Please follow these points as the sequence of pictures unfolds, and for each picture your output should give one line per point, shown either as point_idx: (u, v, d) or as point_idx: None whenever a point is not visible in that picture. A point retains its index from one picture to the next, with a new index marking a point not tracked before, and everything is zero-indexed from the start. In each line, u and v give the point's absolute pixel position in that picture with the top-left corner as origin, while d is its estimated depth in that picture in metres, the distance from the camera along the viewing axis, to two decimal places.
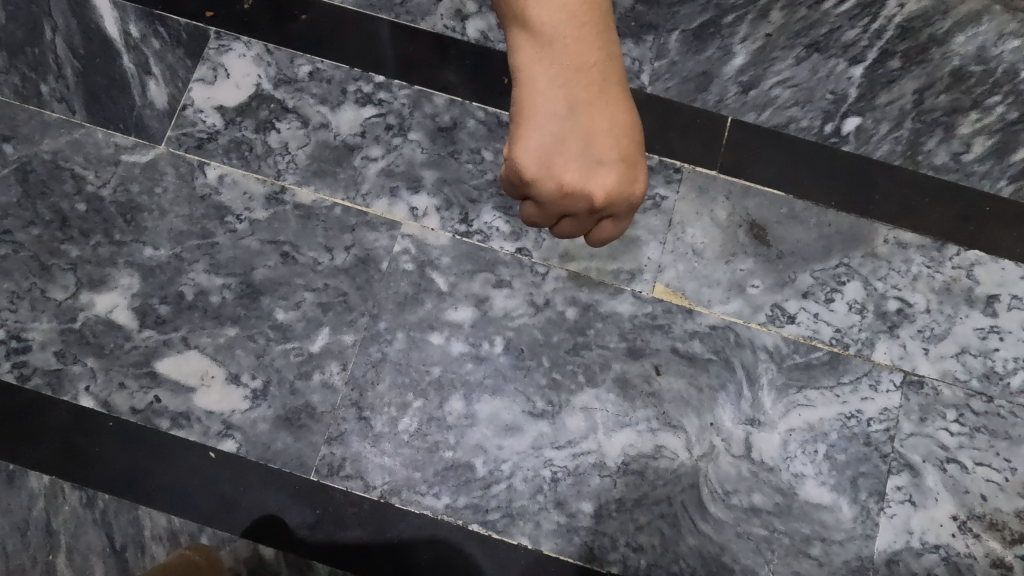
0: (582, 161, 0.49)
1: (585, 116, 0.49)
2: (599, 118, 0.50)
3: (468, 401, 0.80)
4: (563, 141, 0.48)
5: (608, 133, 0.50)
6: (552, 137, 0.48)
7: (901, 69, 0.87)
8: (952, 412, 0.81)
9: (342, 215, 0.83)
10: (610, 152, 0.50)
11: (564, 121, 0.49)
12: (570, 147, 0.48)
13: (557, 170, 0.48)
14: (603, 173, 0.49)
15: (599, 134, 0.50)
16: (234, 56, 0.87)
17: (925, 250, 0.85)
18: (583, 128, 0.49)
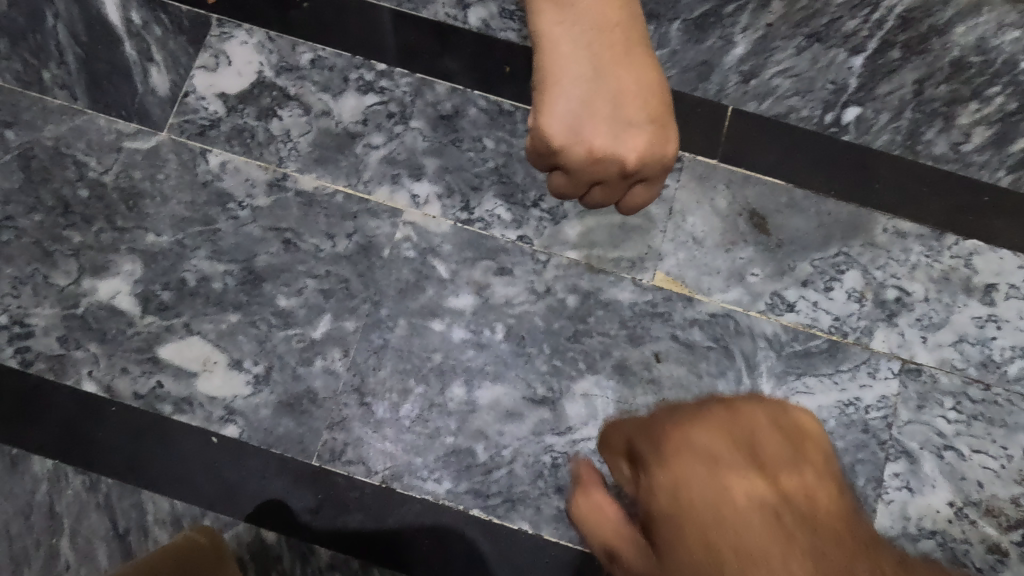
0: (609, 123, 0.55)
1: (611, 84, 0.56)
2: (625, 84, 0.57)
3: (469, 388, 0.80)
4: (589, 106, 0.56)
5: (635, 102, 0.56)
6: (579, 102, 0.56)
7: (902, 59, 0.88)
8: (949, 400, 0.82)
9: (343, 202, 0.84)
10: (637, 118, 0.56)
11: (590, 87, 0.56)
12: (598, 111, 0.55)
13: (586, 134, 0.55)
14: (632, 134, 0.55)
15: (627, 100, 0.56)
16: (236, 44, 0.87)
17: (924, 239, 0.85)
18: (609, 93, 0.56)
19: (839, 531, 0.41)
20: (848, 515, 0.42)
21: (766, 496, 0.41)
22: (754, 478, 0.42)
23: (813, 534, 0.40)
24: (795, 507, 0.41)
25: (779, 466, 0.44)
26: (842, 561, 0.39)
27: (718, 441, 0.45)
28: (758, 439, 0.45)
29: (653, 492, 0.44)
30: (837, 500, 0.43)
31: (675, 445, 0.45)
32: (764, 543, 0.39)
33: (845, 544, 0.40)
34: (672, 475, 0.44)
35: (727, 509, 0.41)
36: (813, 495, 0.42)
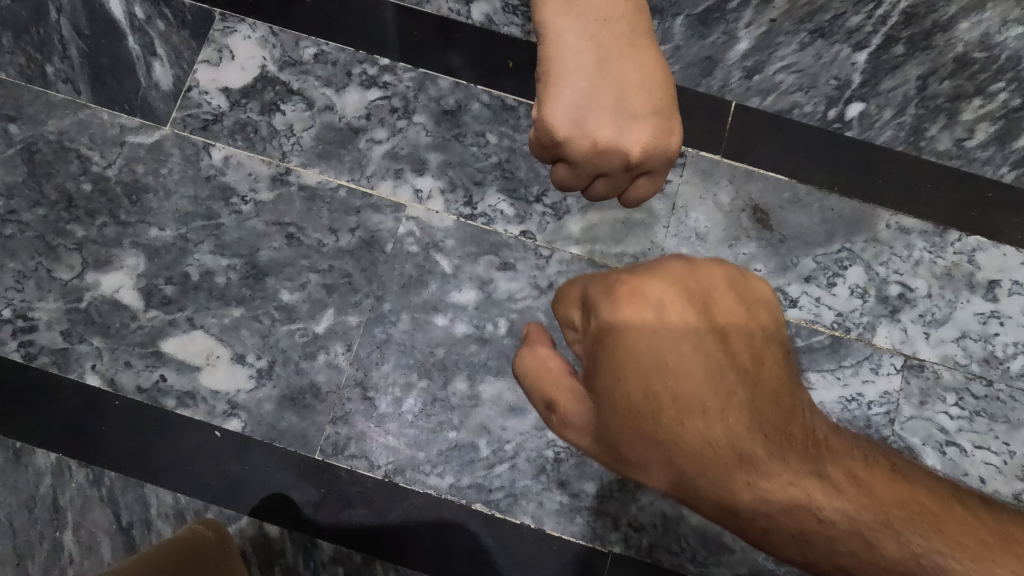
0: (613, 116, 0.55)
1: (615, 77, 0.57)
2: (629, 78, 0.57)
3: (472, 382, 0.80)
4: (594, 98, 0.55)
5: (640, 94, 0.56)
6: (583, 94, 0.56)
7: (905, 55, 0.86)
8: (952, 396, 0.82)
9: (347, 197, 0.84)
10: (642, 110, 0.56)
11: (595, 79, 0.56)
12: (602, 104, 0.55)
13: (590, 127, 0.55)
14: (636, 128, 0.55)
15: (631, 93, 0.56)
16: (239, 38, 0.87)
17: (927, 235, 0.85)
18: (613, 86, 0.56)
19: (776, 391, 0.43)
20: (789, 376, 0.44)
21: (711, 352, 0.43)
22: (698, 335, 0.43)
23: (748, 381, 0.42)
24: (736, 366, 0.43)
25: (728, 326, 0.44)
26: (771, 412, 0.42)
27: (669, 293, 0.44)
28: (712, 296, 0.45)
29: (604, 338, 0.45)
30: (780, 360, 0.44)
31: (628, 294, 0.44)
32: (700, 391, 0.42)
33: (777, 400, 0.43)
34: (620, 327, 0.44)
35: (671, 359, 0.43)
36: (758, 357, 0.44)
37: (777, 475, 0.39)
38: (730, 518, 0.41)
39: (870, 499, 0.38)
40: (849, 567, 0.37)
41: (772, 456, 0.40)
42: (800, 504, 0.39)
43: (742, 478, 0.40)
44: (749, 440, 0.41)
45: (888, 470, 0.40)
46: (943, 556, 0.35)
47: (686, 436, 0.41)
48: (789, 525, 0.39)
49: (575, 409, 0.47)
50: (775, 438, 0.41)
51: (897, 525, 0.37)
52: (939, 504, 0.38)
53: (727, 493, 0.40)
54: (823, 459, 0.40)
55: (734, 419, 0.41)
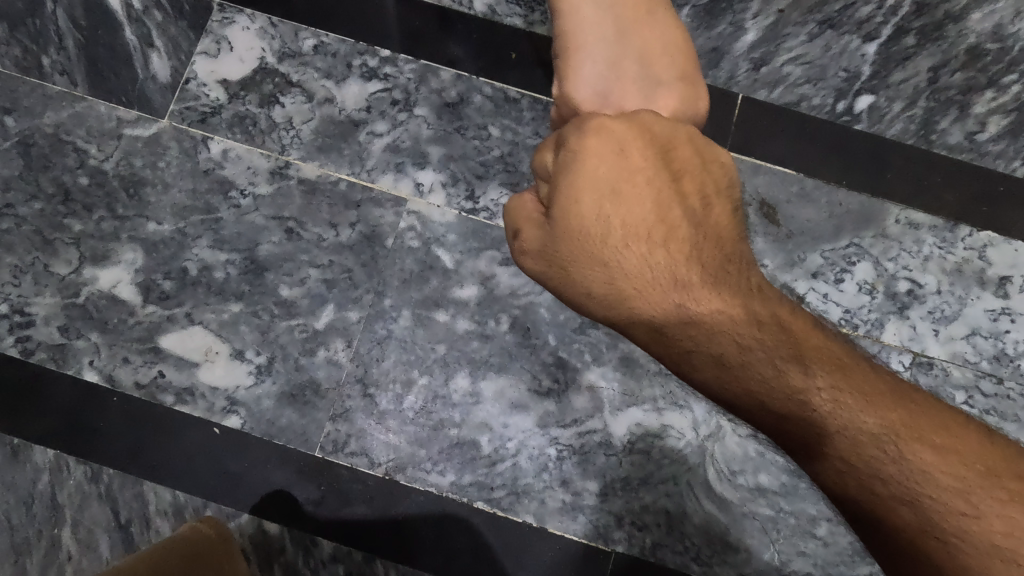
0: (638, 85, 0.56)
1: (636, 45, 0.57)
2: (650, 44, 0.57)
3: (474, 379, 0.79)
4: (617, 69, 0.56)
5: (663, 58, 0.57)
6: (606, 65, 0.56)
7: (916, 47, 0.81)
8: (961, 394, 0.81)
9: (347, 191, 0.82)
10: (666, 74, 0.56)
11: (617, 48, 0.57)
12: (625, 73, 0.56)
13: (615, 99, 0.56)
14: (662, 94, 0.56)
15: (653, 59, 0.57)
16: (237, 29, 0.85)
17: (936, 231, 0.84)
18: (635, 54, 0.56)
19: (721, 237, 0.50)
20: (734, 227, 0.51)
21: (664, 191, 0.50)
22: (655, 174, 0.49)
23: (693, 226, 0.49)
24: (686, 206, 0.49)
25: (684, 169, 0.50)
26: (711, 254, 0.50)
27: (636, 136, 0.50)
28: (672, 143, 0.50)
29: (568, 167, 0.49)
30: (730, 211, 0.51)
31: (595, 127, 0.49)
32: (650, 225, 0.49)
33: (720, 245, 0.50)
34: (584, 157, 0.49)
35: (625, 193, 0.50)
36: (706, 201, 0.50)
37: (705, 299, 0.48)
38: (665, 346, 0.50)
39: (786, 338, 0.47)
40: (758, 389, 0.46)
41: (706, 286, 0.49)
42: (726, 330, 0.48)
43: (675, 299, 0.49)
44: (688, 272, 0.49)
45: (808, 321, 0.49)
46: (838, 391, 0.44)
47: (632, 265, 0.50)
48: (715, 345, 0.48)
49: (533, 235, 0.53)
50: (712, 273, 0.49)
51: (806, 362, 0.45)
52: (842, 354, 0.47)
53: (663, 316, 0.49)
54: (750, 299, 0.49)
55: (679, 252, 0.49)
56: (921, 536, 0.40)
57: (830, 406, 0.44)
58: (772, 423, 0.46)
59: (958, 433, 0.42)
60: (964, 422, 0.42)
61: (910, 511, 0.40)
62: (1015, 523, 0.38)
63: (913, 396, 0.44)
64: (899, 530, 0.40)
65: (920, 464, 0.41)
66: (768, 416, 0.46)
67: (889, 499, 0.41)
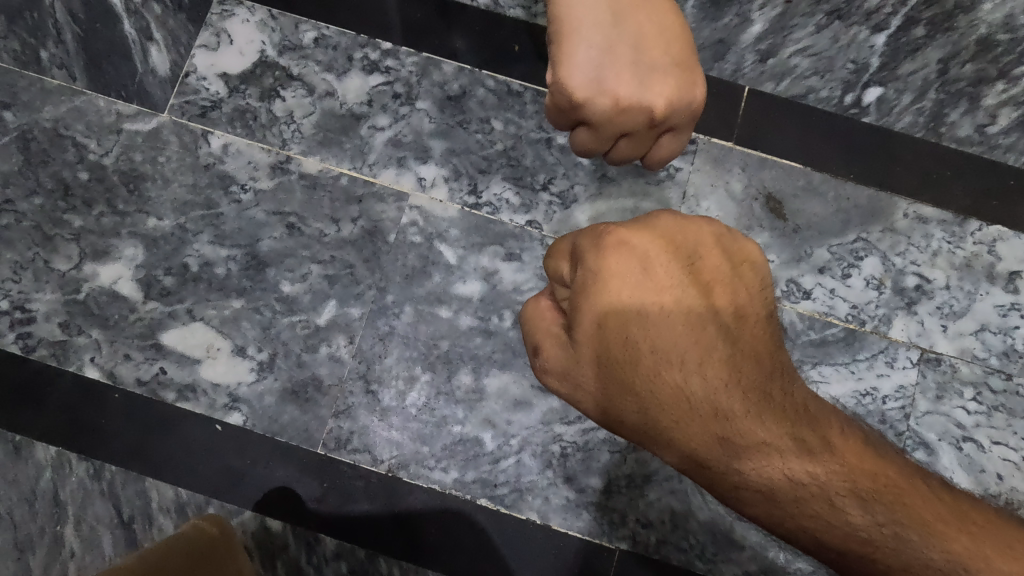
0: (632, 72, 0.59)
1: (630, 31, 0.60)
2: (645, 30, 0.60)
3: (477, 375, 0.79)
4: (610, 55, 0.59)
5: (658, 45, 0.60)
6: (600, 50, 0.59)
7: (926, 37, 0.82)
8: (970, 390, 0.80)
9: (348, 185, 0.82)
10: (661, 59, 0.60)
11: (610, 34, 0.59)
12: (619, 59, 0.59)
13: (609, 84, 0.58)
14: (659, 81, 0.59)
15: (649, 46, 0.60)
16: (237, 22, 0.84)
17: (946, 225, 0.83)
18: (630, 40, 0.59)
19: (761, 354, 0.44)
20: (773, 335, 0.45)
21: (698, 310, 0.44)
22: (683, 291, 0.44)
23: (727, 344, 0.44)
24: (721, 324, 0.44)
25: (713, 280, 0.44)
26: (754, 376, 0.43)
27: (658, 246, 0.44)
28: (699, 253, 0.45)
29: (587, 290, 0.44)
30: (768, 324, 0.45)
31: (613, 242, 0.44)
32: (686, 350, 0.44)
33: (760, 362, 0.44)
34: (606, 280, 0.44)
35: (655, 316, 0.44)
36: (741, 313, 0.44)
37: (753, 434, 0.42)
38: (709, 481, 0.44)
39: (839, 467, 0.42)
40: (813, 525, 0.42)
41: (754, 420, 0.43)
42: (778, 468, 0.42)
43: (718, 433, 0.43)
44: (731, 401, 0.43)
45: (858, 441, 0.44)
46: (897, 524, 0.41)
47: (670, 393, 0.44)
48: (769, 488, 0.42)
49: (554, 353, 0.47)
50: (758, 404, 0.43)
51: (864, 495, 0.42)
52: (899, 476, 0.43)
53: (706, 451, 0.43)
54: (802, 427, 0.43)
55: (717, 377, 0.43)
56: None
57: (893, 542, 0.41)
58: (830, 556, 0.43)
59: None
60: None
61: None
62: None
63: (975, 516, 0.42)
64: None
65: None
66: (821, 549, 0.43)
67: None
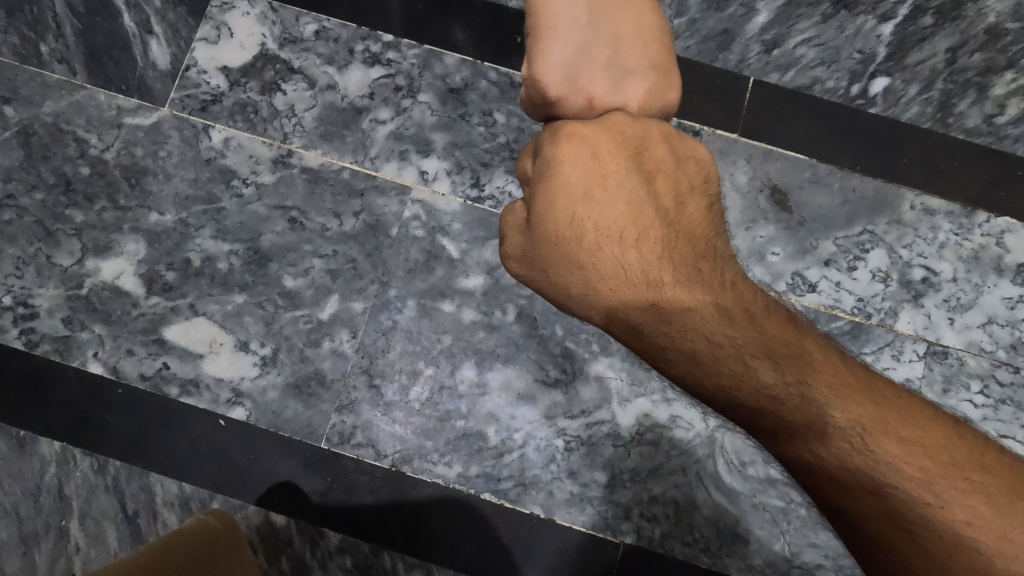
0: (608, 72, 0.54)
1: (608, 30, 0.55)
2: (622, 30, 0.56)
3: (480, 370, 0.78)
4: (587, 53, 0.54)
5: (634, 45, 0.56)
6: (576, 47, 0.54)
7: (934, 26, 0.81)
8: (976, 383, 0.79)
9: (350, 179, 0.81)
10: (638, 61, 0.55)
11: (588, 33, 0.54)
12: (595, 57, 0.54)
13: (584, 83, 0.54)
14: (632, 84, 0.55)
15: (624, 47, 0.56)
16: (238, 14, 0.83)
17: (953, 217, 0.82)
18: (607, 39, 0.55)
19: (695, 235, 0.51)
20: (709, 223, 0.52)
21: (639, 194, 0.51)
22: (629, 177, 0.51)
23: (663, 224, 0.51)
24: (659, 206, 0.51)
25: (656, 170, 0.52)
26: (684, 250, 0.50)
27: (606, 139, 0.51)
28: (646, 145, 0.52)
29: (545, 174, 0.50)
30: (703, 209, 0.52)
31: (567, 133, 0.50)
32: (625, 227, 0.51)
33: (692, 241, 0.51)
34: (559, 166, 0.50)
35: (598, 197, 0.50)
36: (678, 201, 0.52)
37: (678, 295, 0.49)
38: (642, 345, 0.51)
39: (760, 335, 0.47)
40: (729, 384, 0.47)
41: (679, 284, 0.49)
42: (697, 327, 0.48)
43: (648, 297, 0.50)
44: (660, 270, 0.50)
45: (782, 319, 0.49)
46: (804, 384, 0.45)
47: (608, 262, 0.50)
48: (689, 346, 0.48)
49: (515, 241, 0.54)
50: (687, 274, 0.50)
51: (777, 357, 0.47)
52: (816, 350, 0.47)
53: (639, 312, 0.50)
54: (724, 296, 0.49)
55: (649, 250, 0.50)
56: (885, 522, 0.42)
57: (797, 399, 0.45)
58: (746, 417, 0.48)
59: (925, 425, 0.43)
60: (932, 414, 0.44)
61: (876, 499, 0.42)
62: (977, 512, 0.40)
63: (887, 391, 0.45)
64: (866, 520, 0.42)
65: (887, 457, 0.42)
66: (736, 406, 0.48)
67: (857, 491, 0.43)
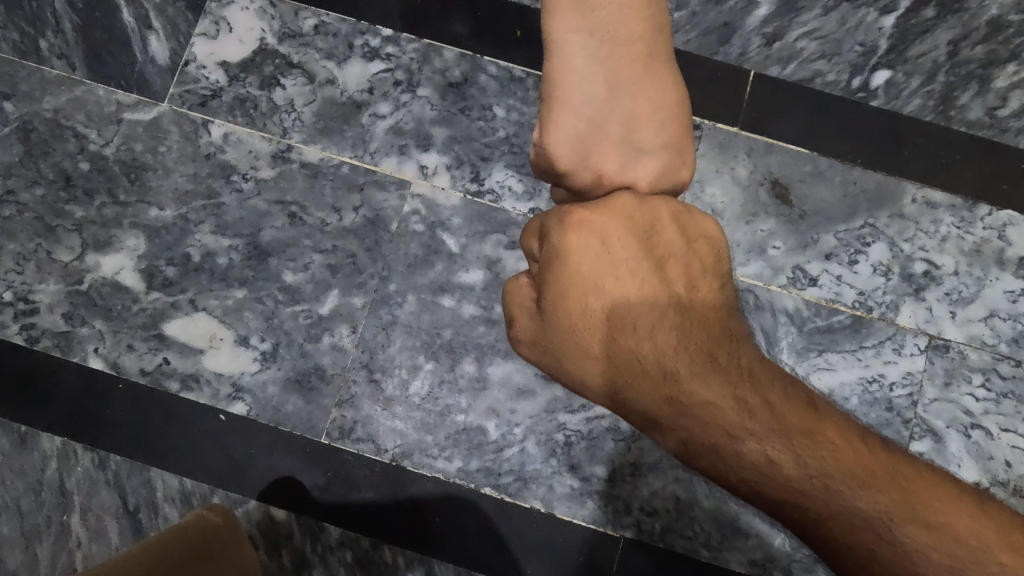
0: (620, 149, 0.52)
1: (624, 106, 0.53)
2: (640, 105, 0.54)
3: (480, 364, 0.78)
4: (599, 128, 0.53)
5: (652, 119, 0.54)
6: (588, 121, 0.53)
7: (936, 19, 0.81)
8: (978, 377, 0.79)
9: (350, 174, 0.81)
10: (653, 139, 0.53)
11: (603, 107, 0.53)
12: (608, 133, 0.53)
13: (594, 159, 0.52)
14: (643, 163, 0.52)
15: (640, 123, 0.53)
16: (237, 9, 0.83)
17: (955, 210, 0.81)
18: (621, 115, 0.53)
19: (710, 318, 0.44)
20: (728, 307, 0.45)
21: (649, 281, 0.45)
22: (638, 263, 0.45)
23: (679, 311, 0.44)
24: (672, 291, 0.45)
25: (668, 253, 0.46)
26: (705, 341, 0.43)
27: (614, 223, 0.46)
28: (655, 227, 0.46)
29: (553, 263, 0.46)
30: (719, 289, 0.46)
31: (575, 222, 0.46)
32: (638, 314, 0.44)
33: (714, 330, 0.44)
34: (566, 255, 0.46)
35: (609, 285, 0.45)
36: (695, 285, 0.45)
37: (700, 395, 0.42)
38: (665, 445, 0.44)
39: (794, 436, 0.41)
40: (754, 481, 0.41)
41: (702, 381, 0.42)
42: (722, 428, 0.41)
43: (666, 395, 0.43)
44: (679, 362, 0.43)
45: (820, 414, 0.42)
46: (838, 484, 0.40)
47: (622, 354, 0.45)
48: (710, 445, 0.42)
49: (526, 326, 0.49)
50: (708, 370, 0.42)
51: (802, 453, 0.40)
52: (860, 450, 0.41)
53: (658, 410, 0.43)
54: (748, 388, 0.42)
55: (667, 341, 0.43)
56: None
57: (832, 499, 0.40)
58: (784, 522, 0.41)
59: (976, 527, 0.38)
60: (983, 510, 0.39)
61: None
62: None
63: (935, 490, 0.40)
64: None
65: (916, 546, 0.38)
66: (763, 502, 0.42)
67: None
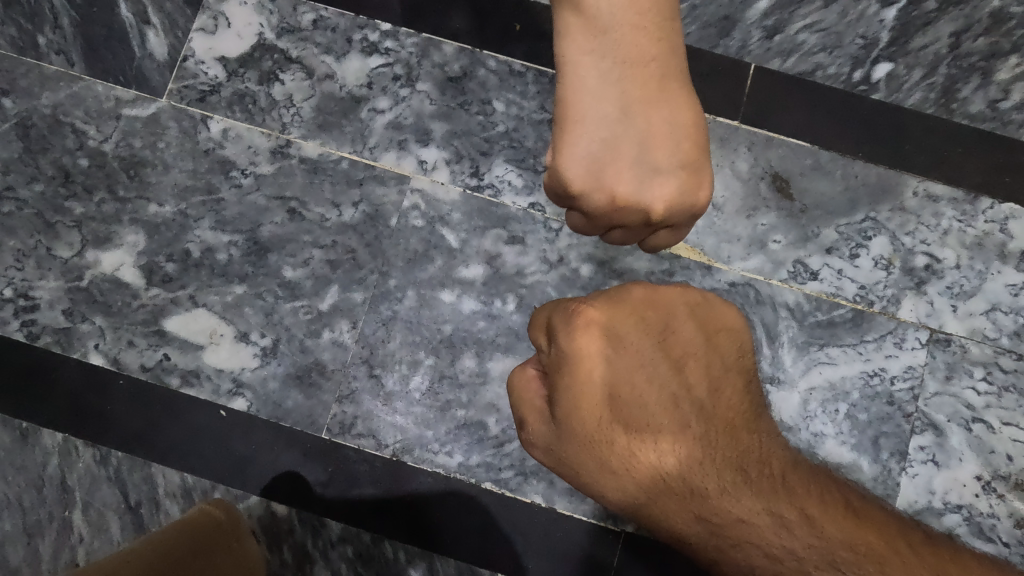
0: (634, 170, 0.53)
1: (639, 124, 0.53)
2: (654, 124, 0.53)
3: (480, 359, 0.78)
4: (613, 149, 0.53)
5: (668, 138, 0.53)
6: (602, 143, 0.53)
7: (938, 11, 0.81)
8: (979, 370, 0.79)
9: (349, 169, 0.81)
10: (668, 159, 0.53)
11: (616, 128, 0.53)
12: (622, 154, 0.53)
13: (608, 181, 0.53)
14: (657, 184, 0.53)
15: (656, 142, 0.53)
16: (235, 4, 0.83)
17: (956, 203, 0.81)
18: (636, 134, 0.53)
19: (719, 422, 0.50)
20: (739, 409, 0.51)
21: (658, 383, 0.51)
22: (646, 368, 0.52)
23: (689, 412, 0.50)
24: (681, 394, 0.51)
25: (675, 355, 0.52)
26: (715, 443, 0.49)
27: (620, 326, 0.52)
28: (661, 329, 0.53)
29: (566, 371, 0.51)
30: (727, 392, 0.52)
31: (584, 327, 0.51)
32: (650, 418, 0.51)
33: (726, 432, 0.50)
34: (577, 361, 0.51)
35: (622, 391, 0.51)
36: (703, 389, 0.51)
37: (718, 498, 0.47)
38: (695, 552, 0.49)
39: (810, 531, 0.44)
40: None
41: (716, 484, 0.48)
42: (745, 533, 0.46)
43: (687, 500, 0.48)
44: (693, 466, 0.49)
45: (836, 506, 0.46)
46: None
47: (640, 462, 0.50)
48: (742, 555, 0.46)
49: (539, 429, 0.54)
50: (730, 478, 0.48)
51: (831, 552, 0.43)
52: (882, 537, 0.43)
53: (682, 517, 0.49)
54: (766, 489, 0.47)
55: (680, 447, 0.49)
56: None
57: None
58: None
59: None
60: None
61: None
62: None
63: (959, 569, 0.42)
64: None
65: None
66: None
67: None
